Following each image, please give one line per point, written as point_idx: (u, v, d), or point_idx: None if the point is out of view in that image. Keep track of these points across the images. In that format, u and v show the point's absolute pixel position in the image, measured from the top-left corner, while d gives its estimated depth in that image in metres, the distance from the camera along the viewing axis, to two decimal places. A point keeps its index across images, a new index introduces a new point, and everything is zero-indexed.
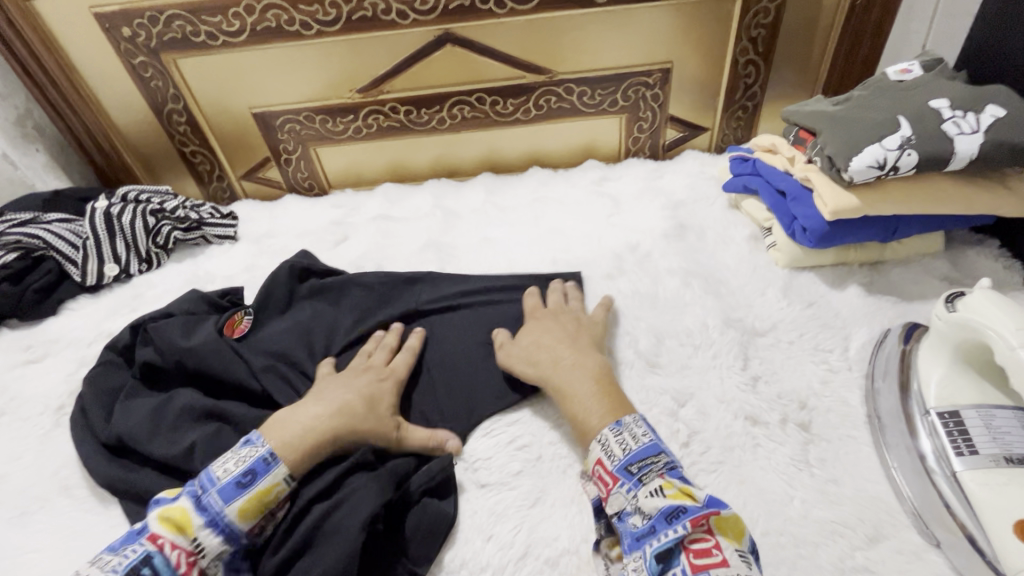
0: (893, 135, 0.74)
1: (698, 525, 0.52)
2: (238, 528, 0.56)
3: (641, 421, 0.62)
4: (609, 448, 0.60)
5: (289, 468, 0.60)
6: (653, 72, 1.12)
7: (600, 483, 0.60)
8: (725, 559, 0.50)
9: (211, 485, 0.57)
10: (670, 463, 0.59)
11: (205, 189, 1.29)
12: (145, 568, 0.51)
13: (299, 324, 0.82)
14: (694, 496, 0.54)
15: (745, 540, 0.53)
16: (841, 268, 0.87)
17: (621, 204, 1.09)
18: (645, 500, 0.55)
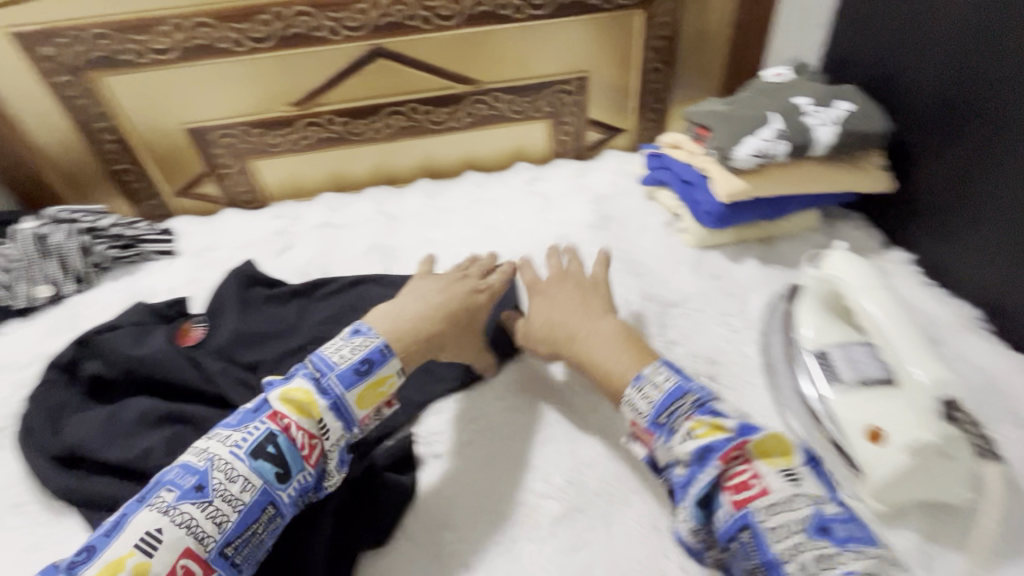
0: (767, 129, 0.88)
1: (733, 461, 0.56)
2: (354, 415, 0.63)
3: (661, 369, 0.66)
4: (635, 406, 0.64)
5: (399, 362, 0.67)
6: (572, 80, 1.23)
7: (640, 440, 0.64)
8: (766, 487, 0.54)
9: (329, 372, 0.63)
10: (699, 401, 0.62)
11: (138, 208, 1.28)
12: (271, 446, 0.57)
13: (251, 326, 0.86)
14: (725, 429, 0.59)
15: (793, 457, 0.57)
16: (740, 244, 1.01)
17: (551, 201, 1.19)
18: (678, 448, 0.59)
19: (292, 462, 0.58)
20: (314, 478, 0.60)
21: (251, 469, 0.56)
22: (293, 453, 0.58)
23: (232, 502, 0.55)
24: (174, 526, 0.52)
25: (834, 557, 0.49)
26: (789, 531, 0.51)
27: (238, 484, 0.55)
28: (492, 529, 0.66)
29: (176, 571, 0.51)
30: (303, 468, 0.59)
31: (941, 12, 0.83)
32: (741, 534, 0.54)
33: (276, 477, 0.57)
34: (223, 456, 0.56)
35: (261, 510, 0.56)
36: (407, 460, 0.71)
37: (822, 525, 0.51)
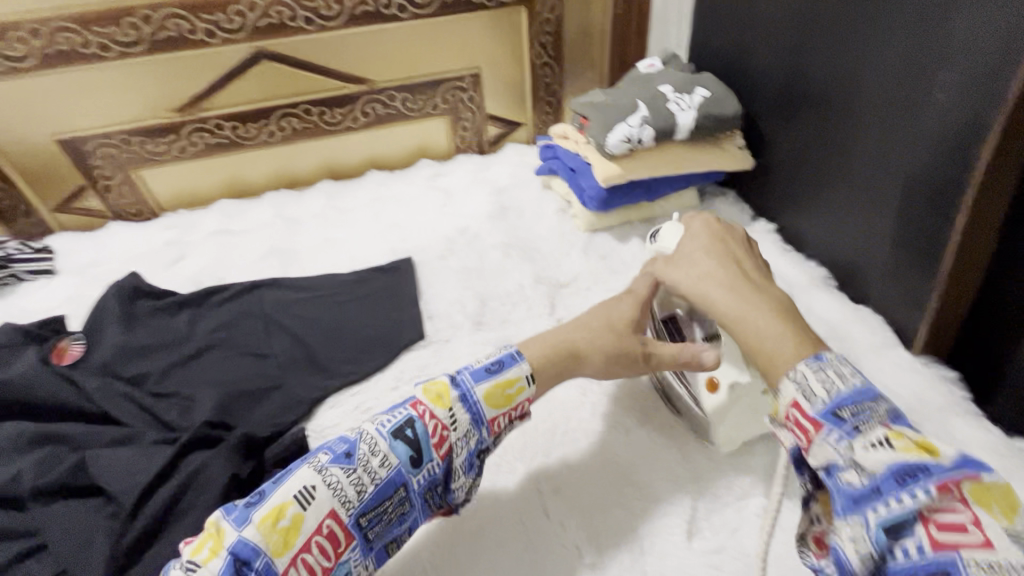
0: (635, 115, 0.95)
1: (948, 495, 0.40)
2: (482, 412, 0.60)
3: (844, 359, 0.48)
4: (805, 387, 0.47)
5: (528, 370, 0.64)
6: (465, 77, 1.27)
7: (793, 429, 0.48)
8: (987, 539, 0.38)
9: (462, 369, 0.61)
10: (895, 412, 0.45)
11: (10, 228, 1.18)
12: (409, 429, 0.56)
13: (134, 340, 0.84)
14: (937, 452, 0.42)
15: (1017, 520, 0.40)
16: (625, 226, 1.08)
17: (452, 195, 1.22)
18: (863, 454, 0.42)
19: (425, 449, 0.57)
20: (440, 472, 0.58)
21: (391, 447, 0.56)
22: (426, 440, 0.56)
23: (371, 476, 0.55)
24: (326, 486, 0.53)
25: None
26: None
27: (378, 459, 0.55)
28: None
29: (321, 530, 0.52)
30: (432, 458, 0.57)
31: (757, 21, 0.97)
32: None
33: (411, 460, 0.56)
34: (370, 431, 0.57)
35: (393, 489, 0.55)
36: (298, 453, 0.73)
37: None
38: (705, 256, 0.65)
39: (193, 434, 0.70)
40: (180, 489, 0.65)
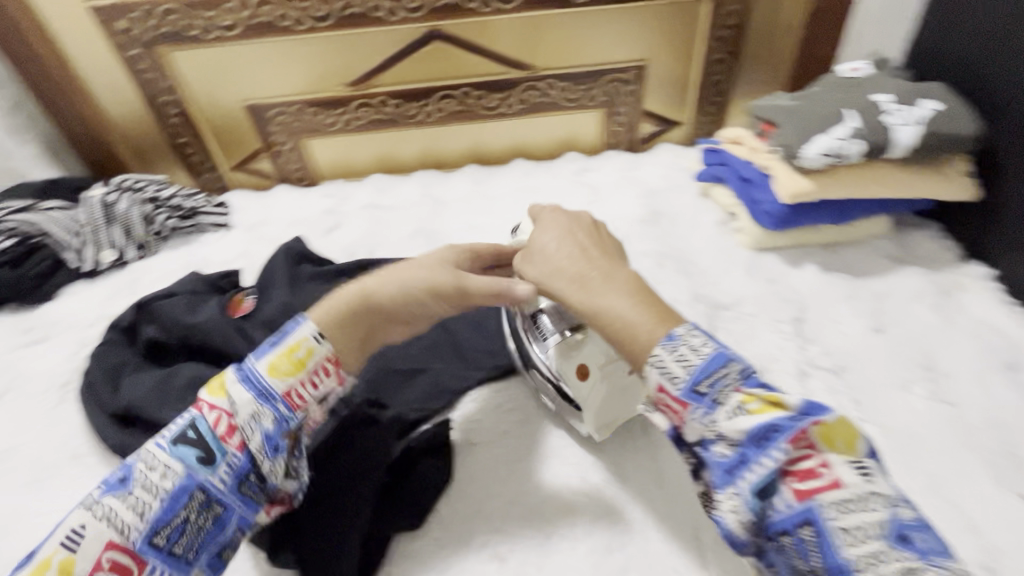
0: (841, 126, 0.83)
1: (798, 446, 0.44)
2: (272, 387, 0.55)
3: (696, 329, 0.51)
4: (666, 370, 0.49)
5: (321, 327, 0.59)
6: (629, 69, 1.19)
7: (667, 410, 0.50)
8: (836, 479, 0.43)
9: (245, 353, 0.57)
10: (744, 370, 0.48)
11: (197, 180, 1.32)
12: (191, 431, 0.52)
13: (296, 300, 0.87)
14: (784, 406, 0.46)
15: (858, 445, 0.45)
16: (799, 248, 0.96)
17: (599, 193, 1.16)
18: (725, 424, 0.47)
19: (213, 443, 0.51)
20: (246, 461, 0.52)
21: (173, 456, 0.50)
22: (212, 436, 0.52)
23: (152, 491, 0.49)
24: (99, 520, 0.47)
25: (921, 571, 0.38)
26: (864, 531, 0.40)
27: (158, 472, 0.49)
28: (523, 522, 0.63)
29: (102, 565, 0.46)
30: (226, 452, 0.52)
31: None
32: (801, 532, 0.42)
33: (199, 461, 0.50)
34: (146, 448, 0.51)
35: (188, 496, 0.49)
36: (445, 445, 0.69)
37: (900, 531, 0.40)
38: (560, 240, 0.64)
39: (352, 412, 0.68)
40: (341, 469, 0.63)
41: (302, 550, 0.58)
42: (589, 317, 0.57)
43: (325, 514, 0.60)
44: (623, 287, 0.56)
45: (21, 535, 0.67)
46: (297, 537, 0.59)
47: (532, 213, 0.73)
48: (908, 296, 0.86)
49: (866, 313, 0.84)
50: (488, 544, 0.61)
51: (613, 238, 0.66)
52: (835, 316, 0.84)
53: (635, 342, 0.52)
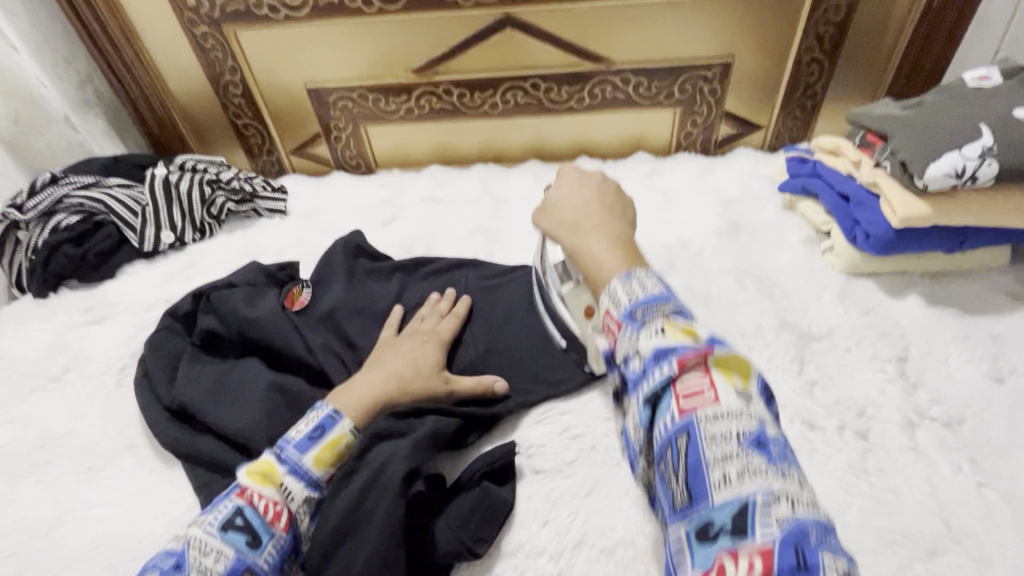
0: (973, 143, 0.73)
1: (692, 368, 0.43)
2: (317, 477, 0.58)
3: (654, 274, 0.51)
4: (615, 296, 0.50)
5: (354, 421, 0.63)
6: (713, 66, 1.10)
7: (607, 332, 0.50)
8: (717, 395, 0.41)
9: (286, 442, 0.59)
10: (678, 309, 0.48)
11: (254, 162, 1.30)
12: (240, 517, 0.52)
13: (352, 299, 0.83)
14: (695, 336, 0.45)
15: (752, 384, 0.44)
16: (900, 276, 0.86)
17: (672, 199, 1.08)
18: (643, 341, 0.45)
19: (261, 528, 0.53)
20: (289, 541, 0.55)
21: (224, 541, 0.51)
22: (262, 521, 0.53)
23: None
24: None
25: (756, 473, 0.37)
26: (727, 438, 0.39)
27: (210, 556, 0.49)
28: (593, 566, 0.58)
29: None
30: (274, 534, 0.53)
31: None
32: (675, 443, 0.41)
33: (249, 544, 0.51)
34: (197, 535, 0.50)
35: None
36: (507, 470, 0.65)
37: (760, 441, 0.39)
38: (579, 189, 0.66)
39: (379, 428, 0.64)
40: (365, 489, 0.59)
41: None
42: (572, 258, 0.59)
43: (355, 542, 0.56)
44: (608, 236, 0.58)
45: (76, 525, 0.66)
46: (328, 568, 0.56)
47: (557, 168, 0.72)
48: None
49: (982, 358, 0.75)
50: None
51: (628, 198, 0.67)
52: (944, 357, 0.75)
53: (603, 272, 0.54)
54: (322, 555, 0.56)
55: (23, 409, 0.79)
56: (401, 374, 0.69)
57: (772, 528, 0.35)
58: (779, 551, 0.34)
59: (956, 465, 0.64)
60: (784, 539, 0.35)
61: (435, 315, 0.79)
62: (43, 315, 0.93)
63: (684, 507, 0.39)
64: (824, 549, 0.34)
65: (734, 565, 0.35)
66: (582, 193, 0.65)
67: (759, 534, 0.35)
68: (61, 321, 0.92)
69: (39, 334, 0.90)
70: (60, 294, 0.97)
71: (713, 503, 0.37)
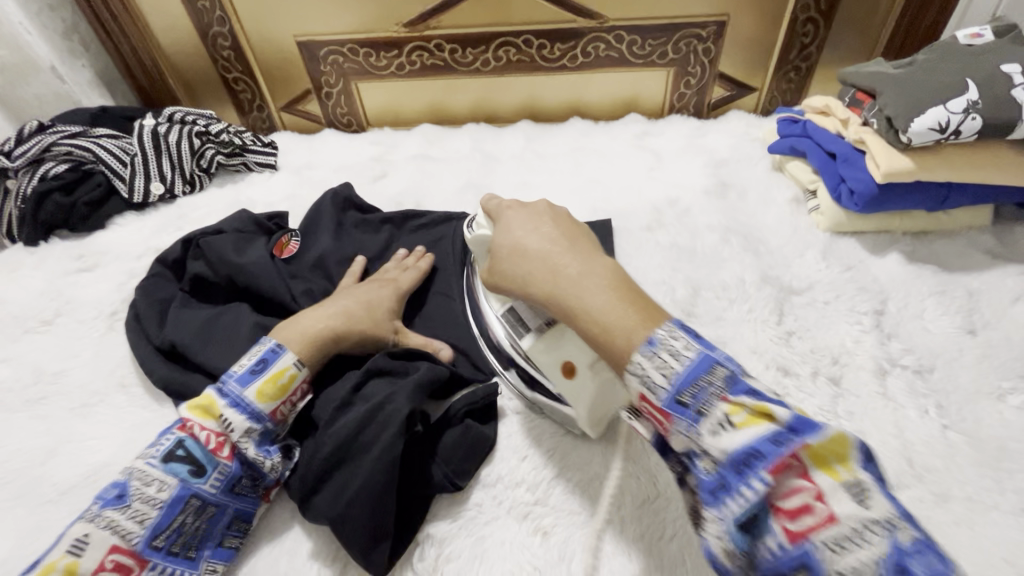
0: (959, 98, 0.74)
1: (780, 474, 0.39)
2: (259, 409, 0.60)
3: (676, 329, 0.46)
4: (646, 379, 0.45)
5: (296, 355, 0.64)
6: (708, 24, 1.09)
7: (652, 420, 0.46)
8: (832, 513, 0.38)
9: (230, 378, 0.61)
10: (732, 376, 0.44)
11: (245, 118, 1.29)
12: (180, 450, 0.57)
13: (340, 250, 0.84)
14: (773, 419, 0.41)
15: (855, 466, 0.40)
16: (883, 235, 0.87)
17: (662, 159, 1.08)
18: (710, 440, 0.42)
19: (204, 458, 0.57)
20: (237, 468, 0.58)
21: (166, 471, 0.55)
22: (202, 452, 0.57)
23: (151, 502, 0.54)
24: (100, 528, 0.51)
25: None
26: (866, 574, 0.35)
27: (154, 486, 0.54)
28: (568, 497, 0.60)
29: (106, 565, 0.50)
30: (217, 462, 0.57)
31: None
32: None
33: (190, 472, 0.56)
34: (140, 466, 0.55)
35: (183, 503, 0.55)
36: (489, 409, 0.66)
37: (899, 564, 0.35)
38: (543, 224, 0.61)
39: (372, 365, 0.64)
40: (362, 424, 0.60)
41: (326, 507, 0.57)
42: (563, 313, 0.53)
43: (350, 471, 0.58)
44: (601, 279, 0.52)
45: (69, 457, 0.68)
46: (322, 492, 0.58)
47: (490, 207, 0.68)
48: (1007, 296, 0.78)
49: (957, 312, 0.76)
50: (529, 516, 0.59)
51: (583, 224, 0.64)
52: (920, 311, 0.77)
53: (614, 336, 0.48)
54: (316, 479, 0.58)
55: (17, 350, 0.81)
56: (351, 313, 0.69)
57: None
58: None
59: (924, 409, 0.67)
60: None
61: (399, 269, 0.80)
62: (34, 263, 0.94)
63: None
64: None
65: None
66: (542, 231, 0.60)
67: None
68: (52, 268, 0.92)
69: (30, 280, 0.91)
70: (51, 243, 0.97)
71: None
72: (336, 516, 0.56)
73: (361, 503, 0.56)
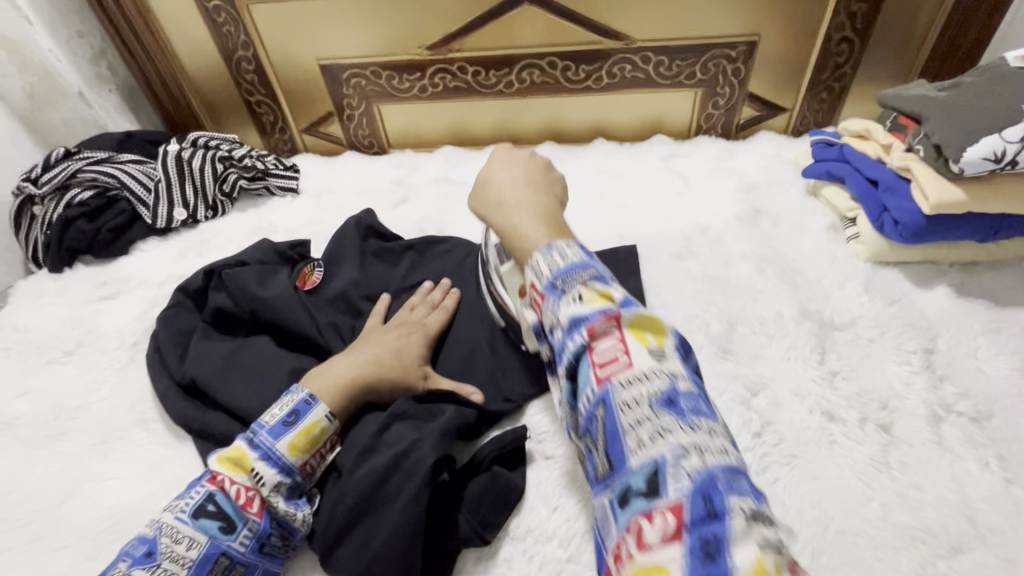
0: (1016, 126, 0.69)
1: (603, 333, 0.47)
2: (291, 463, 0.58)
3: (575, 245, 0.55)
4: (537, 270, 0.54)
5: (330, 407, 0.62)
6: (738, 44, 1.06)
7: (534, 305, 0.54)
8: (631, 361, 0.45)
9: (261, 428, 0.59)
10: (597, 275, 0.52)
11: (267, 140, 1.29)
12: (211, 504, 0.55)
13: (363, 280, 0.82)
14: (611, 300, 0.49)
15: (666, 341, 0.48)
16: (929, 266, 0.83)
17: (690, 182, 1.05)
18: (562, 310, 0.49)
19: (235, 514, 0.55)
20: (267, 525, 0.56)
21: (196, 527, 0.53)
22: (233, 507, 0.55)
23: (180, 562, 0.51)
24: None
25: (668, 429, 0.41)
26: (639, 403, 0.43)
27: (183, 543, 0.52)
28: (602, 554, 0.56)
29: None
30: (247, 519, 0.55)
31: None
32: (597, 411, 0.45)
33: (222, 529, 0.54)
34: (169, 521, 0.53)
35: (212, 562, 0.53)
36: (517, 455, 0.64)
37: (670, 398, 0.43)
38: (517, 165, 0.66)
39: (396, 409, 0.62)
40: (386, 472, 0.57)
41: (349, 561, 0.55)
42: (500, 235, 0.61)
43: (373, 522, 0.56)
44: (534, 210, 0.60)
45: (88, 497, 0.66)
46: (344, 544, 0.56)
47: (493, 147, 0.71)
48: None
49: (1014, 352, 0.72)
50: (562, 575, 0.56)
51: (555, 170, 0.69)
52: (973, 350, 0.73)
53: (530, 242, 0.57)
54: (339, 531, 0.56)
55: (38, 382, 0.80)
56: (381, 361, 0.67)
57: (677, 477, 0.39)
58: (687, 500, 0.37)
59: (984, 461, 0.62)
60: (694, 490, 0.38)
61: (426, 305, 0.77)
62: (58, 290, 0.94)
63: (610, 471, 0.43)
64: (731, 492, 0.38)
65: (649, 523, 0.38)
66: (509, 168, 0.66)
67: (671, 492, 0.38)
68: (75, 296, 0.92)
69: (53, 308, 0.90)
70: (75, 269, 0.97)
71: (629, 467, 0.41)
72: (360, 571, 0.54)
73: (386, 556, 0.53)
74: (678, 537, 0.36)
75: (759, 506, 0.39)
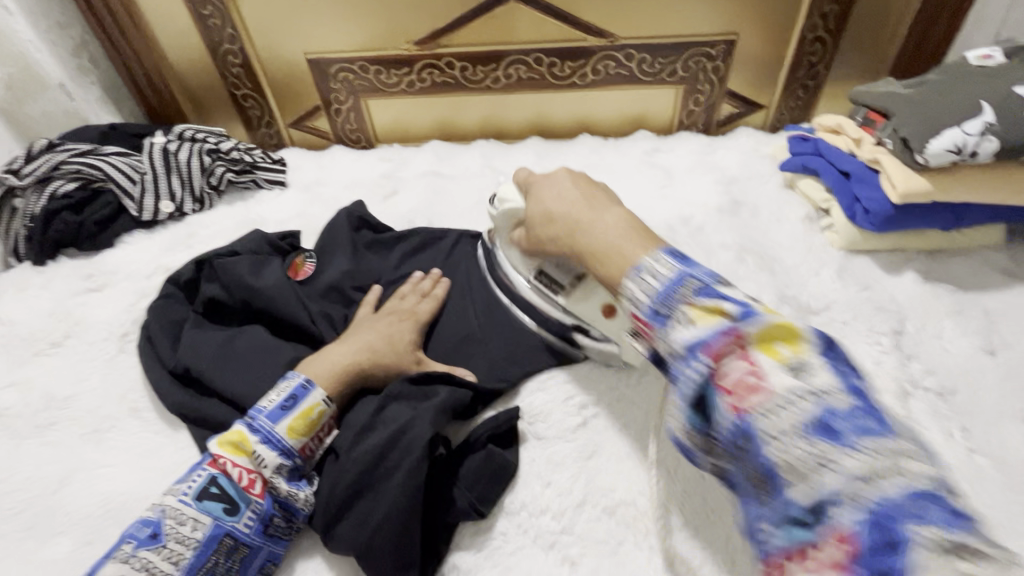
0: (974, 120, 0.74)
1: (726, 356, 0.44)
2: (290, 446, 0.59)
3: (662, 256, 0.52)
4: (635, 299, 0.52)
5: (326, 391, 0.63)
6: (717, 43, 1.10)
7: (642, 335, 0.53)
8: (768, 385, 0.42)
9: (259, 413, 0.60)
10: (699, 286, 0.49)
11: (253, 134, 1.29)
12: (213, 487, 0.56)
13: (354, 270, 0.83)
14: (724, 315, 0.46)
15: (805, 349, 0.43)
16: (897, 254, 0.87)
17: (673, 176, 1.08)
18: (671, 338, 0.48)
19: (237, 495, 0.56)
20: (270, 507, 0.58)
21: (199, 509, 0.55)
22: (235, 489, 0.56)
23: (186, 543, 0.53)
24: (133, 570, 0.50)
25: (831, 459, 0.38)
26: (786, 431, 0.40)
27: (187, 525, 0.54)
28: (594, 525, 0.59)
29: None
30: (250, 500, 0.57)
31: None
32: (740, 443, 0.42)
33: (225, 511, 0.55)
34: (173, 504, 0.54)
35: (217, 542, 0.54)
36: (509, 434, 0.65)
37: (822, 421, 0.39)
38: (568, 188, 0.66)
39: (392, 390, 0.63)
40: (384, 449, 0.59)
41: (350, 536, 0.56)
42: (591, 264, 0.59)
43: (373, 498, 0.57)
44: (612, 225, 0.59)
45: (82, 485, 0.66)
46: (344, 521, 0.57)
47: (519, 179, 0.72)
48: None
49: (976, 332, 0.76)
50: (556, 545, 0.58)
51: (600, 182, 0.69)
52: (938, 331, 0.77)
53: (622, 258, 0.55)
54: (339, 508, 0.57)
55: (26, 373, 0.79)
56: (375, 347, 0.69)
57: (855, 515, 0.36)
58: (862, 531, 0.36)
59: (948, 432, 0.67)
60: (869, 522, 0.36)
61: (416, 294, 0.78)
62: (42, 282, 0.93)
63: (770, 504, 0.41)
64: (916, 520, 0.35)
65: (815, 557, 0.37)
66: (563, 195, 0.65)
67: (844, 525, 0.36)
68: (59, 288, 0.91)
69: (38, 301, 0.89)
70: (59, 262, 0.96)
71: (794, 502, 0.39)
72: (362, 546, 0.55)
73: (387, 528, 0.55)
74: (849, 570, 0.35)
75: (963, 536, 0.34)
